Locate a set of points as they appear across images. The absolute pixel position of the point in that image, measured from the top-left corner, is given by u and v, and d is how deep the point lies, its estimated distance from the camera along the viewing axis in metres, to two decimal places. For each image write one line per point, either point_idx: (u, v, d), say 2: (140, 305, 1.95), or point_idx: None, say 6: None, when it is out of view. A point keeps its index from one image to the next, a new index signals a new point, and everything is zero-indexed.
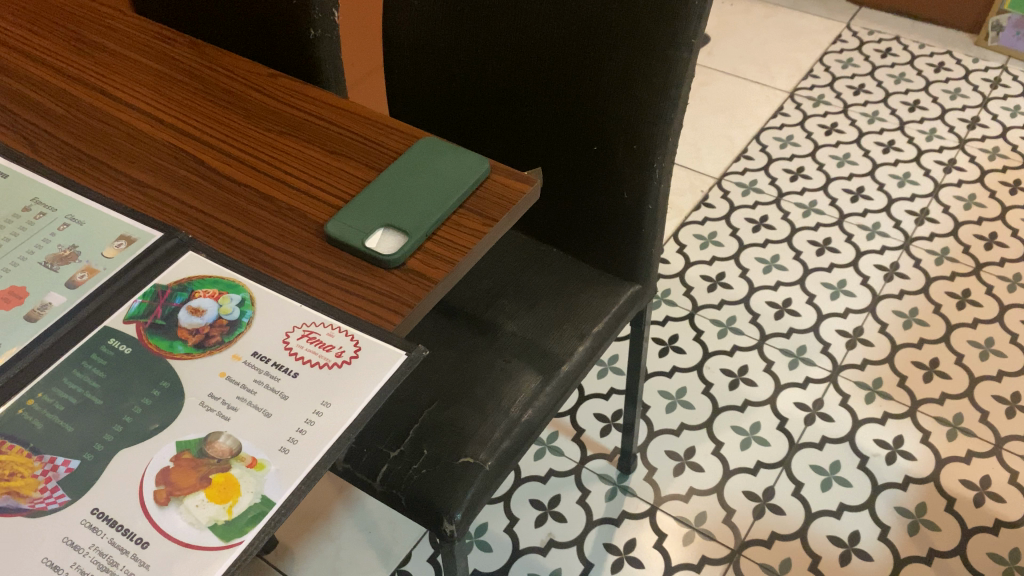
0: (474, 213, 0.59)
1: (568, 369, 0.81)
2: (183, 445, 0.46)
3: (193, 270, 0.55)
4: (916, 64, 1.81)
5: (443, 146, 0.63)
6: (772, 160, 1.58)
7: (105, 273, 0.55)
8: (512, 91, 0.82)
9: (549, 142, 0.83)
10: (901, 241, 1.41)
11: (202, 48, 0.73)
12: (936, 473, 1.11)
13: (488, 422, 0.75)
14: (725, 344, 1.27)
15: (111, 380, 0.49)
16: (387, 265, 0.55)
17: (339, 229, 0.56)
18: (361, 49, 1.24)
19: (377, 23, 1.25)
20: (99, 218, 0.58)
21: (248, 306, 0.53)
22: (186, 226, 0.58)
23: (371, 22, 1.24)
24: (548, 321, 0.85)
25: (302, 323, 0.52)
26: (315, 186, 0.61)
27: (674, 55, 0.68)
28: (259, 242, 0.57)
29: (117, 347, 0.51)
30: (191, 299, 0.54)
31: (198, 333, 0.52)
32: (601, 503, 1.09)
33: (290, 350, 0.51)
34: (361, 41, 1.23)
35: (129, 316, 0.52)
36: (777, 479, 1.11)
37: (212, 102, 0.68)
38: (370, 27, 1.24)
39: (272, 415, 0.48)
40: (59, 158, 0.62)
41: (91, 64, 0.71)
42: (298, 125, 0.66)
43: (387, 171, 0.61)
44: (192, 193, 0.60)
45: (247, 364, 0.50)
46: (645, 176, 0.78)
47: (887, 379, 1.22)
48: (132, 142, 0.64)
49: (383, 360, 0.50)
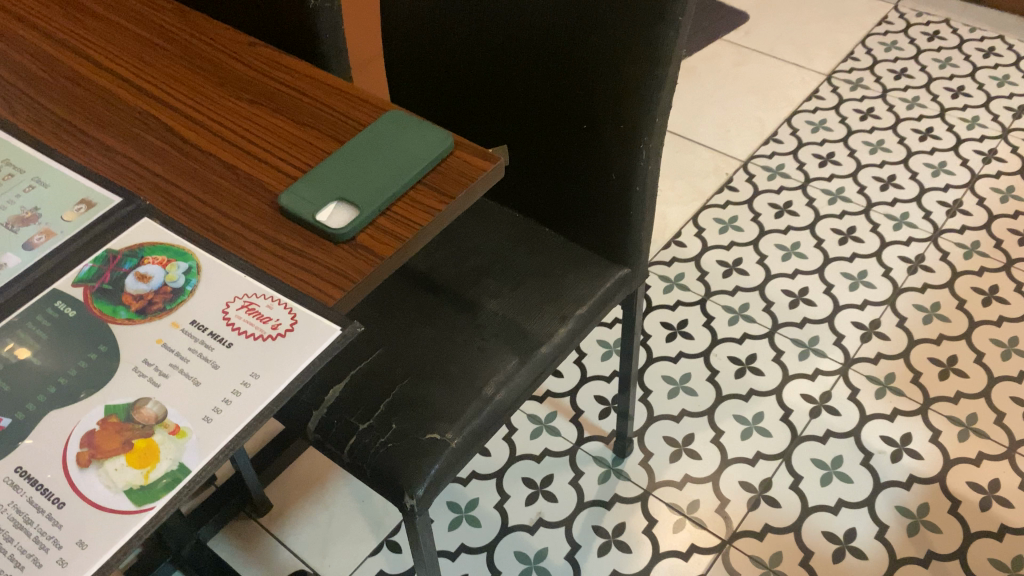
0: (432, 189, 0.59)
1: (546, 351, 0.80)
2: (112, 410, 0.47)
3: (146, 236, 0.56)
4: (964, 48, 1.71)
5: (408, 120, 0.62)
6: (802, 144, 1.53)
7: (62, 236, 0.55)
8: (500, 66, 0.81)
9: (538, 119, 0.82)
10: (930, 232, 1.36)
11: (187, 15, 0.74)
12: (943, 474, 1.08)
13: (458, 399, 0.75)
14: (735, 332, 1.25)
15: (52, 342, 0.50)
16: (335, 239, 0.55)
17: (292, 201, 0.57)
18: (364, 36, 1.25)
19: (378, 5, 1.25)
20: (64, 181, 0.59)
21: (194, 274, 0.53)
22: (146, 193, 0.59)
23: (369, 7, 1.23)
24: (531, 301, 0.83)
25: (244, 294, 0.52)
26: (277, 156, 0.60)
27: (662, 32, 0.68)
28: (212, 210, 0.57)
29: (63, 310, 0.52)
30: (139, 266, 0.54)
31: (142, 299, 0.52)
32: (593, 486, 1.08)
33: (229, 320, 0.51)
34: (360, 27, 1.24)
35: (77, 280, 0.53)
36: (776, 470, 1.09)
37: (190, 70, 0.68)
38: (370, 14, 1.24)
39: (201, 385, 0.48)
40: (33, 121, 0.63)
41: (78, 28, 0.72)
42: (270, 95, 0.65)
43: (350, 144, 0.61)
44: (156, 159, 0.61)
45: (185, 332, 0.50)
46: (633, 157, 0.77)
47: (901, 374, 1.18)
48: (105, 106, 0.65)
49: (317, 335, 0.50)
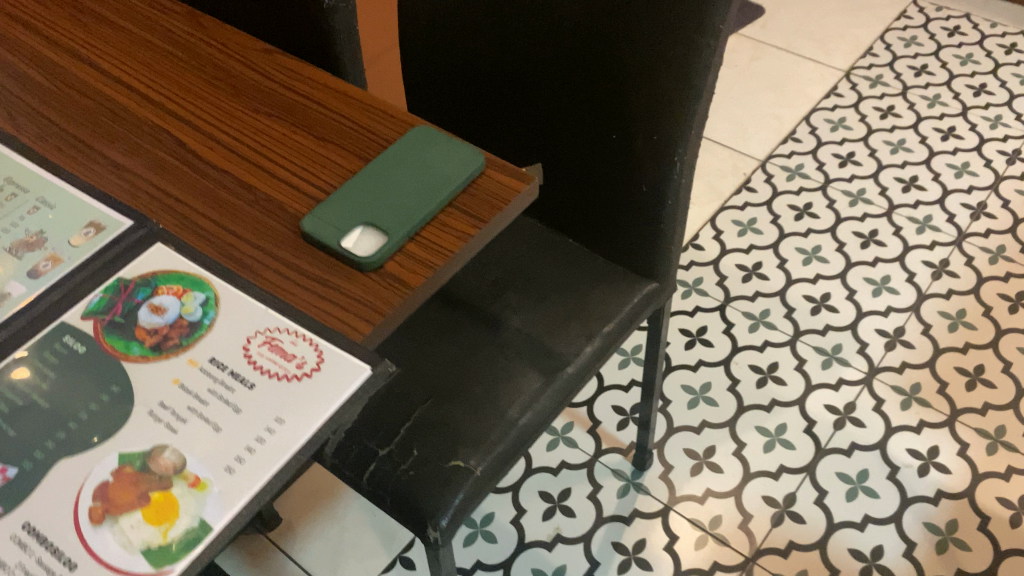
0: (462, 212, 0.55)
1: (572, 371, 0.77)
2: (126, 459, 0.44)
3: (159, 262, 0.52)
4: (985, 44, 1.67)
5: (435, 135, 0.59)
6: (821, 144, 1.50)
7: (69, 263, 0.52)
8: (526, 72, 0.78)
9: (565, 127, 0.79)
10: (954, 236, 1.33)
11: (198, 18, 0.70)
12: (972, 489, 1.05)
13: (483, 423, 0.72)
14: (755, 339, 1.22)
15: (60, 382, 0.47)
16: (361, 267, 0.52)
17: (315, 226, 0.53)
18: (379, 31, 1.22)
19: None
20: (71, 202, 0.55)
21: (212, 306, 0.50)
22: (159, 215, 0.55)
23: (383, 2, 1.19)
24: (556, 316, 0.80)
25: (265, 328, 0.49)
26: (297, 174, 0.57)
27: (701, 41, 0.64)
28: (230, 235, 0.54)
29: (71, 345, 0.48)
30: (153, 296, 0.50)
31: (156, 334, 0.49)
32: (612, 500, 1.05)
33: (250, 358, 0.48)
34: (377, 20, 1.20)
35: (87, 312, 0.50)
36: (800, 485, 1.06)
37: (202, 79, 0.64)
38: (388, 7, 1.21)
39: (222, 430, 0.45)
40: (38, 136, 0.60)
41: (83, 33, 0.68)
42: (288, 107, 0.62)
43: (374, 163, 0.57)
44: (169, 178, 0.57)
45: (203, 371, 0.47)
46: (666, 168, 0.74)
47: (927, 385, 1.15)
48: (114, 120, 0.61)
49: (345, 374, 0.47)
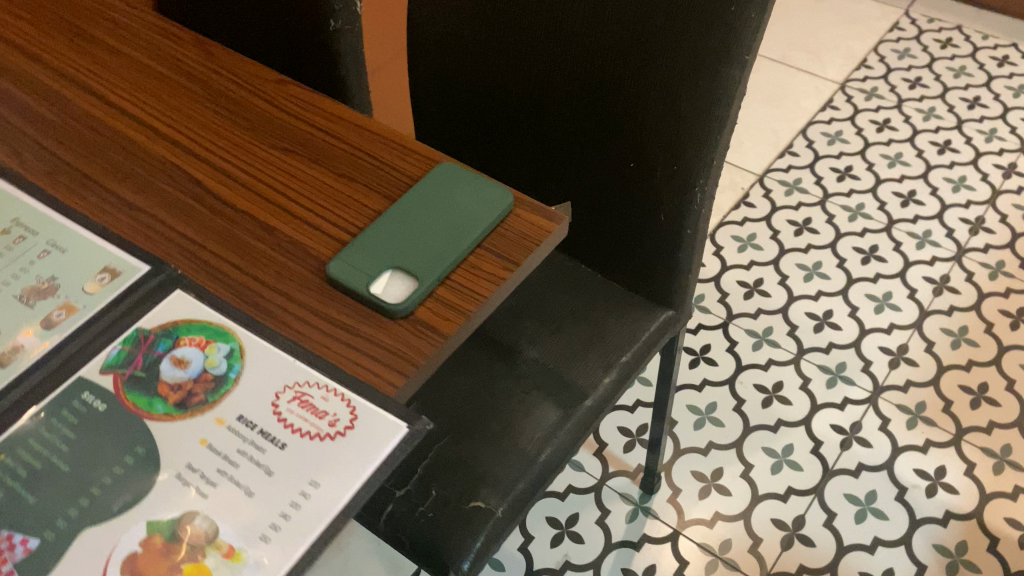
0: (493, 254, 0.53)
1: (591, 403, 0.75)
2: (154, 527, 0.41)
3: (180, 311, 0.50)
4: (978, 57, 1.68)
5: (462, 173, 0.57)
6: (819, 157, 1.49)
7: (85, 312, 0.50)
8: (541, 98, 0.76)
9: (582, 154, 0.77)
10: (954, 251, 1.33)
11: (207, 46, 0.68)
12: (980, 509, 1.04)
13: (501, 462, 0.70)
14: (759, 358, 1.21)
15: (81, 442, 0.45)
16: (391, 314, 0.50)
17: (342, 270, 0.51)
18: (385, 35, 1.19)
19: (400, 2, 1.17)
20: (83, 246, 0.53)
21: (237, 358, 0.48)
22: (177, 259, 0.53)
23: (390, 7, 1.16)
24: (572, 347, 0.79)
25: (295, 383, 0.47)
26: (319, 215, 0.55)
27: (726, 72, 0.63)
28: (253, 281, 0.52)
29: (91, 402, 0.46)
30: (175, 348, 0.48)
31: (180, 390, 0.47)
32: (620, 525, 1.04)
33: (280, 416, 0.46)
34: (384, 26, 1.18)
35: (106, 366, 0.47)
36: (809, 507, 1.05)
37: (215, 111, 0.62)
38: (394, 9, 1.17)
39: (254, 495, 0.43)
40: (45, 173, 0.57)
41: (87, 62, 0.66)
42: (307, 143, 0.60)
43: (400, 203, 0.55)
44: (185, 218, 0.55)
45: (231, 430, 0.45)
46: (685, 199, 0.72)
47: (932, 404, 1.15)
48: (125, 156, 0.59)
49: (380, 434, 0.45)
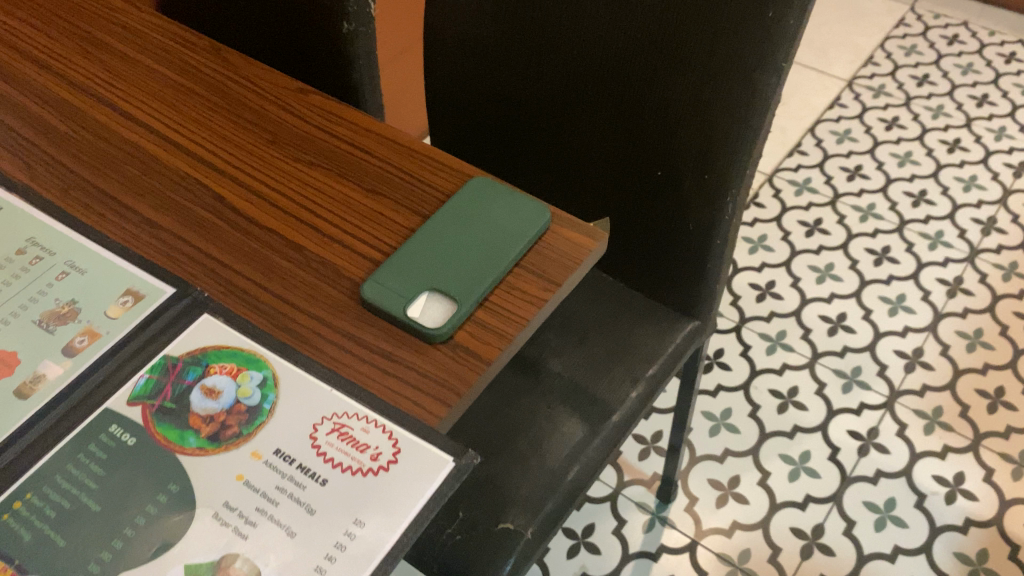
0: (532, 273, 0.51)
1: (618, 419, 0.73)
2: (193, 571, 0.39)
3: (209, 337, 0.48)
4: (985, 54, 1.67)
5: (496, 188, 0.55)
6: (828, 156, 1.48)
7: (108, 338, 0.47)
8: (564, 104, 0.74)
9: (607, 162, 0.75)
10: (967, 252, 1.32)
11: (223, 53, 0.65)
12: (1000, 516, 1.03)
13: (529, 481, 0.69)
14: (774, 362, 1.19)
15: (111, 479, 0.42)
16: (428, 339, 0.48)
17: (377, 292, 0.49)
18: None
19: None
20: (104, 267, 0.51)
21: (271, 387, 0.46)
22: (203, 281, 0.51)
23: None
24: (598, 360, 0.77)
25: (333, 414, 0.45)
26: (348, 233, 0.53)
27: (761, 79, 0.60)
28: (283, 304, 0.49)
29: (120, 436, 0.44)
30: (205, 377, 0.46)
31: (213, 422, 0.45)
32: (637, 535, 1.03)
33: (319, 449, 0.43)
34: None
35: (134, 397, 0.45)
36: (828, 515, 1.04)
37: (235, 122, 0.60)
38: None
39: (297, 535, 0.40)
40: (59, 189, 0.55)
41: (99, 71, 0.63)
42: (332, 156, 0.58)
43: (433, 220, 0.53)
44: (209, 237, 0.53)
45: (269, 466, 0.43)
46: (715, 210, 0.70)
47: (949, 408, 1.13)
48: (143, 170, 0.56)
49: (426, 468, 0.43)
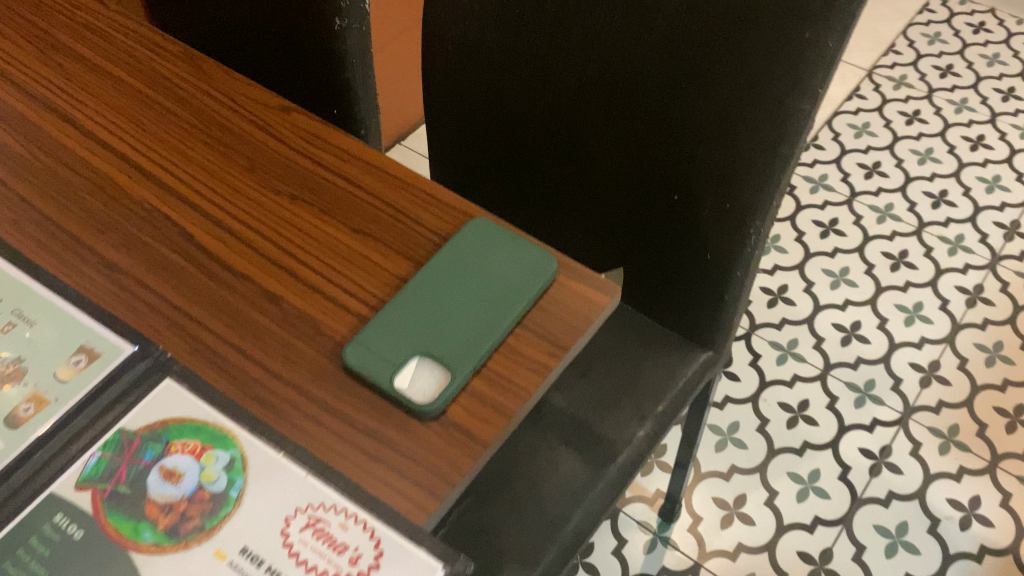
0: (535, 335, 0.46)
1: (624, 459, 0.69)
2: None
3: (171, 407, 0.42)
4: (1012, 44, 1.59)
5: (497, 232, 0.49)
6: (845, 151, 1.41)
7: (57, 406, 0.42)
8: (574, 119, 0.67)
9: (619, 182, 0.69)
10: (988, 259, 1.26)
11: (200, 61, 0.59)
12: (1016, 544, 0.99)
13: (526, 529, 0.65)
14: (784, 373, 1.14)
15: None
16: (417, 415, 0.42)
17: (361, 357, 0.44)
18: None
19: None
20: (55, 317, 0.44)
21: (238, 471, 0.40)
22: (166, 336, 0.45)
23: None
24: (603, 395, 0.72)
25: (307, 505, 0.39)
26: (332, 284, 0.48)
27: (794, 106, 0.53)
28: (255, 367, 0.44)
29: (65, 528, 0.38)
30: (165, 457, 0.41)
31: (172, 513, 0.39)
32: (638, 557, 0.99)
33: (291, 550, 0.38)
34: None
35: (83, 480, 0.40)
36: (837, 539, 1.00)
37: (209, 146, 0.54)
38: None
39: None
40: (9, 221, 0.49)
41: (61, 80, 0.57)
42: (316, 188, 0.52)
43: (425, 269, 0.48)
44: (176, 284, 0.47)
45: (233, 568, 0.38)
46: (736, 241, 0.64)
47: (965, 427, 1.09)
48: (105, 202, 0.51)
49: None
